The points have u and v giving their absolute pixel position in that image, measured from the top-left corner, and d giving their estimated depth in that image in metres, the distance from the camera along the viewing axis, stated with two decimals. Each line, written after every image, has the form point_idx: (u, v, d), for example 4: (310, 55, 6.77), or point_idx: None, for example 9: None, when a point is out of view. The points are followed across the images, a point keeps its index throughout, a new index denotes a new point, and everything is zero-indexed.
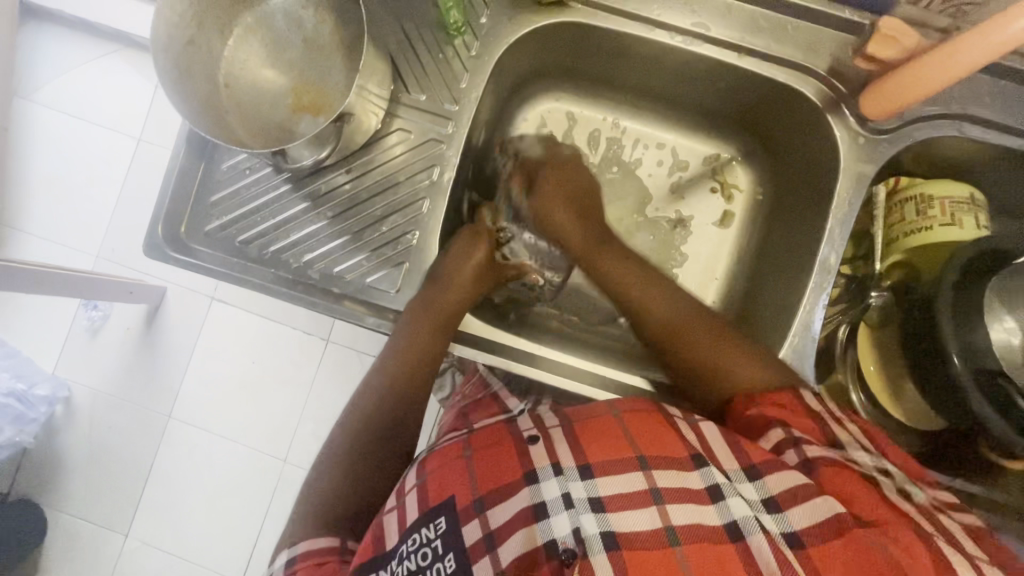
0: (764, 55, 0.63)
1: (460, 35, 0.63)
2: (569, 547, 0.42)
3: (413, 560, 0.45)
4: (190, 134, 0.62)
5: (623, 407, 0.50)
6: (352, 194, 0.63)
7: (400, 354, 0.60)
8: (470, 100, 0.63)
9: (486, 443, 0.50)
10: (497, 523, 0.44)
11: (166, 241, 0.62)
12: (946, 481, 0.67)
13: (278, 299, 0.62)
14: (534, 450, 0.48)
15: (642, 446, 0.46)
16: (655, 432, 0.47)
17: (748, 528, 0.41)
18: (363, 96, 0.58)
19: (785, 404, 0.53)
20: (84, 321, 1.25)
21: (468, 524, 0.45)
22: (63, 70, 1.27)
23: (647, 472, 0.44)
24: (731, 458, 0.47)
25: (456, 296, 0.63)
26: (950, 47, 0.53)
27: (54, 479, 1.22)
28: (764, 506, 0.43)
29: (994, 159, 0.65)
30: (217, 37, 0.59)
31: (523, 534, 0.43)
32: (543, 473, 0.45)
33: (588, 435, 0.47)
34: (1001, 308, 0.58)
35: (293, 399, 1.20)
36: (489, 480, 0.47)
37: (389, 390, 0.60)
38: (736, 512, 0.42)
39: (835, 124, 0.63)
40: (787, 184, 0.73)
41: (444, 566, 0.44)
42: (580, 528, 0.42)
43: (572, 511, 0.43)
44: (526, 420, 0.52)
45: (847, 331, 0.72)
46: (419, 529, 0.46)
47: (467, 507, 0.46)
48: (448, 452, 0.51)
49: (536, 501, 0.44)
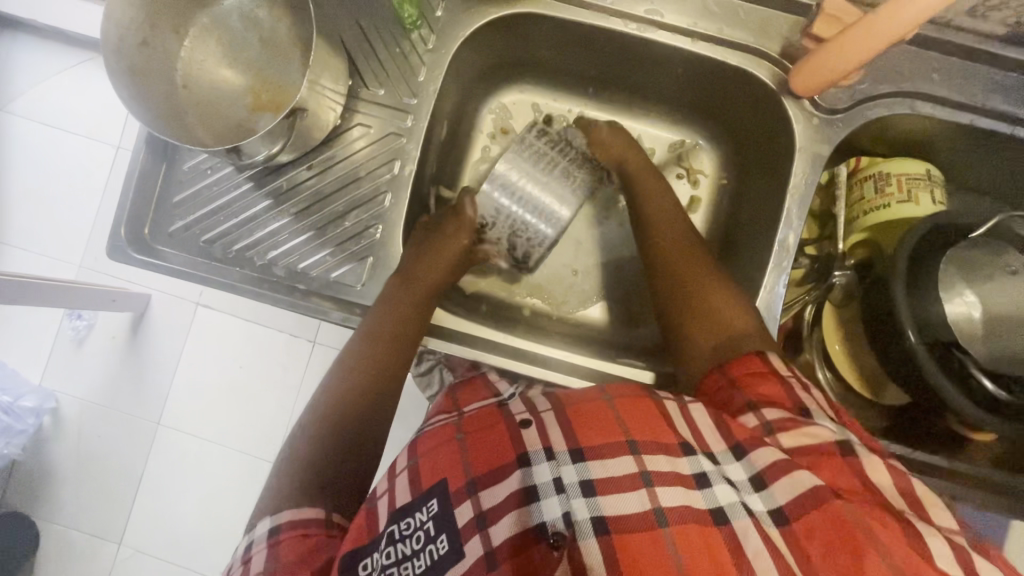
0: (718, 39, 0.64)
1: (416, 29, 0.63)
2: (558, 530, 0.42)
3: (408, 543, 0.45)
4: (151, 136, 0.62)
5: (615, 393, 0.50)
6: (315, 190, 0.63)
7: (374, 341, 0.60)
8: (428, 93, 0.64)
9: (476, 428, 0.49)
10: (490, 505, 0.44)
11: (130, 242, 0.62)
12: (924, 458, 0.67)
13: (243, 296, 0.62)
14: (525, 433, 0.47)
15: (630, 428, 0.46)
16: (646, 415, 0.47)
17: (734, 512, 0.42)
18: (317, 91, 0.57)
19: (755, 372, 0.52)
20: (69, 331, 1.25)
21: (461, 505, 0.45)
22: (36, 79, 1.26)
23: (637, 456, 0.44)
24: (719, 438, 0.47)
25: (432, 279, 0.65)
26: (868, 23, 0.52)
27: (45, 490, 1.22)
28: (751, 484, 0.44)
29: (947, 135, 0.66)
30: (172, 37, 0.59)
31: (511, 518, 0.43)
32: (535, 457, 0.45)
33: (577, 417, 0.47)
34: (961, 284, 0.61)
35: (280, 402, 1.20)
36: (482, 464, 0.46)
37: (359, 381, 0.59)
38: (722, 499, 0.43)
39: (789, 105, 0.63)
40: (750, 167, 0.74)
41: (436, 548, 0.44)
42: (570, 512, 0.42)
43: (562, 497, 0.43)
44: (520, 403, 0.52)
45: (813, 311, 0.73)
46: (414, 512, 0.47)
47: (460, 489, 0.46)
48: (437, 435, 0.51)
49: (528, 483, 0.44)
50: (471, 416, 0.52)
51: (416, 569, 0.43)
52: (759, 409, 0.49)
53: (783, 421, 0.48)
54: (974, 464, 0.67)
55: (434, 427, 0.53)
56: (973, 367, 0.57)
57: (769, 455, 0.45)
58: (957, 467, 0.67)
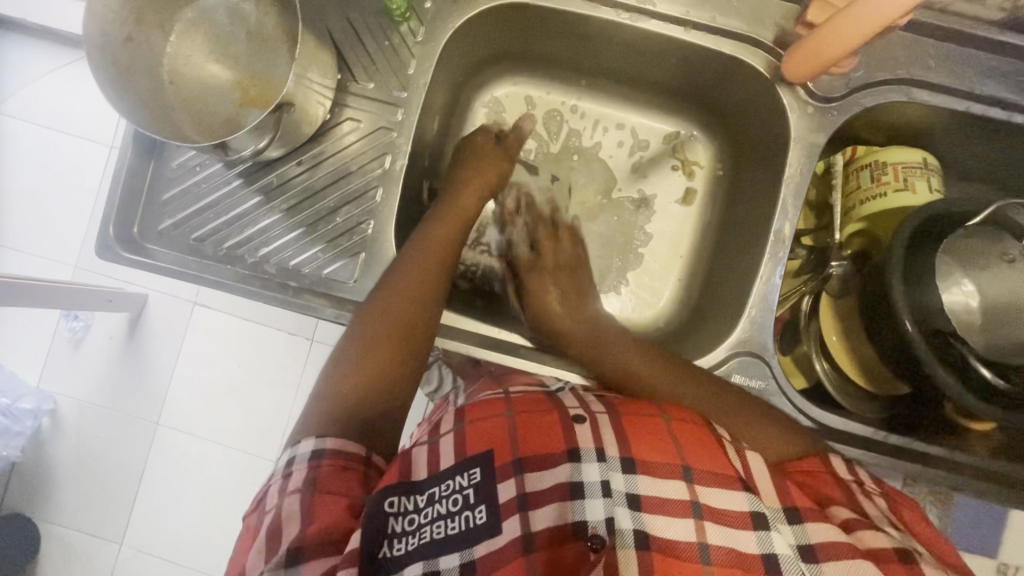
0: (710, 27, 0.63)
1: (405, 21, 0.62)
2: (598, 534, 0.43)
3: (444, 504, 0.45)
4: (137, 135, 0.62)
5: (674, 414, 0.51)
6: (306, 185, 0.63)
7: (382, 314, 0.57)
8: (419, 86, 0.63)
9: (528, 410, 0.50)
10: (533, 489, 0.45)
11: (119, 241, 0.61)
12: (922, 447, 0.65)
13: (235, 294, 0.62)
14: (580, 430, 0.48)
15: (690, 457, 0.47)
16: (703, 444, 0.48)
17: (787, 566, 0.42)
18: (304, 85, 0.56)
19: (814, 473, 0.50)
20: (65, 332, 1.24)
21: (503, 482, 0.46)
22: (26, 78, 1.25)
23: (690, 485, 0.45)
24: (773, 492, 0.47)
25: (436, 256, 0.62)
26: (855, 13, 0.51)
27: (45, 492, 1.22)
28: (800, 551, 0.43)
29: (944, 123, 0.65)
30: (158, 33, 0.58)
31: (554, 510, 0.44)
32: (586, 455, 0.46)
33: (635, 429, 0.49)
34: (959, 272, 0.60)
35: (279, 401, 1.19)
36: (531, 445, 0.47)
37: (365, 355, 0.55)
38: (776, 547, 0.42)
39: (784, 95, 0.63)
40: (746, 159, 0.73)
41: (473, 515, 0.45)
42: (613, 519, 0.43)
43: (608, 501, 0.44)
44: (571, 398, 0.54)
45: (811, 302, 0.72)
46: (454, 476, 0.47)
47: (505, 465, 0.46)
48: (488, 407, 0.52)
49: (574, 479, 0.45)
50: (520, 398, 0.53)
51: (448, 531, 0.44)
52: (829, 509, 0.47)
53: (855, 523, 0.45)
54: (972, 454, 0.66)
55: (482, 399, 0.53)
56: (976, 362, 0.56)
57: (829, 532, 0.43)
58: (955, 457, 0.65)
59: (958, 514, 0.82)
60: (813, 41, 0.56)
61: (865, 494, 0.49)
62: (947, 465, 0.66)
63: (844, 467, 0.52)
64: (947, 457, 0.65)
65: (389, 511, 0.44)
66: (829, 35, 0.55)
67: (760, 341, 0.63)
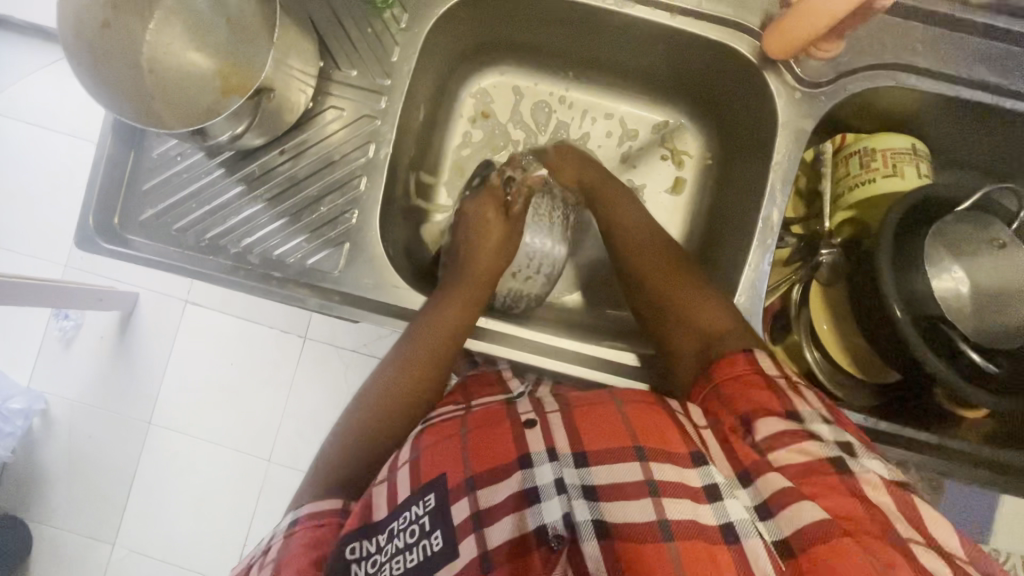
0: (696, 13, 0.63)
1: (389, 8, 0.62)
2: (558, 533, 0.42)
3: (402, 538, 0.45)
4: (117, 123, 0.61)
5: (625, 399, 0.50)
6: (289, 174, 0.62)
7: (423, 338, 0.59)
8: (403, 74, 0.62)
9: (485, 423, 0.50)
10: (487, 505, 0.44)
11: (99, 232, 0.61)
12: (912, 433, 0.65)
13: (217, 286, 0.61)
14: (530, 434, 0.47)
15: (640, 437, 0.46)
16: (659, 426, 0.47)
17: (745, 532, 0.40)
18: (285, 70, 0.56)
19: (746, 377, 0.51)
20: (56, 331, 1.23)
21: (456, 503, 0.45)
22: (14, 76, 1.24)
23: (644, 463, 0.44)
24: (728, 462, 0.46)
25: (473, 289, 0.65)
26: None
27: (36, 493, 1.21)
28: (757, 513, 0.42)
29: (932, 109, 0.65)
30: (136, 20, 0.57)
31: (512, 521, 0.43)
32: (537, 459, 0.45)
33: (585, 420, 0.47)
34: (948, 259, 0.60)
35: (271, 398, 1.18)
36: (483, 461, 0.46)
37: (405, 376, 0.58)
38: (733, 515, 0.41)
39: (772, 80, 0.62)
40: (734, 147, 0.73)
41: (431, 543, 0.44)
42: (571, 514, 0.42)
43: (564, 496, 0.43)
44: (526, 404, 0.52)
45: (801, 290, 0.71)
46: (409, 506, 0.46)
47: (457, 487, 0.46)
48: (443, 429, 0.51)
49: (528, 485, 0.44)
50: (478, 413, 0.52)
51: (407, 564, 0.43)
52: (757, 425, 0.47)
53: (786, 436, 0.45)
54: (965, 441, 0.65)
55: (439, 420, 0.53)
56: (962, 345, 0.56)
57: (776, 480, 0.43)
58: (947, 445, 0.65)
59: (952, 501, 0.81)
60: (792, 21, 0.56)
61: (793, 390, 0.49)
62: (938, 452, 0.65)
63: (770, 363, 0.52)
64: (937, 444, 0.65)
65: (351, 558, 0.44)
66: (806, 15, 0.55)
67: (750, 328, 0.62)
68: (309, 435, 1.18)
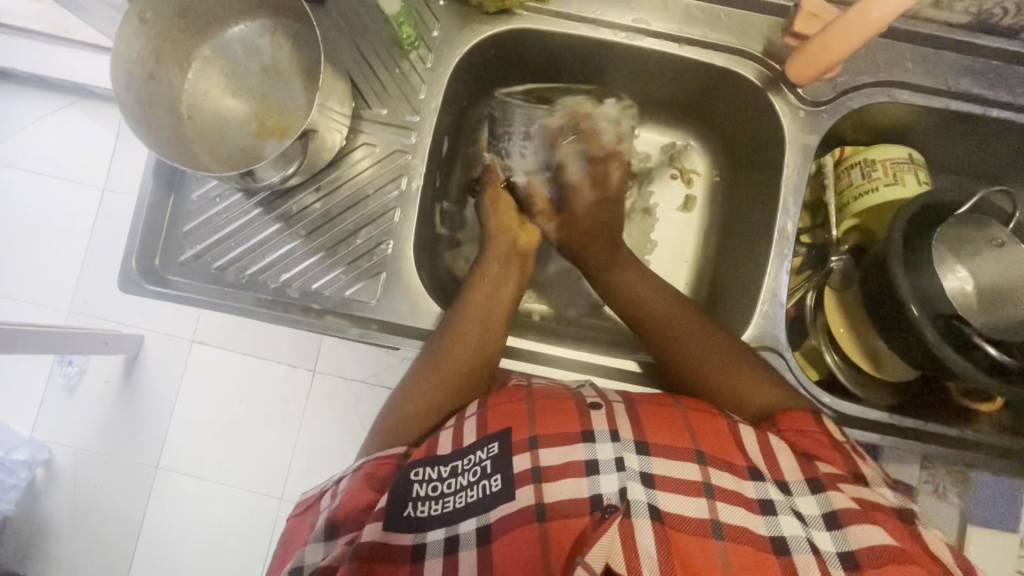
0: (703, 42, 0.67)
1: (414, 49, 0.66)
2: (613, 503, 0.43)
3: (465, 475, 0.47)
4: (156, 169, 0.63)
5: (687, 404, 0.52)
6: (323, 212, 0.64)
7: (457, 332, 0.60)
8: (430, 110, 0.66)
9: (550, 396, 0.52)
10: (550, 463, 0.46)
11: (142, 275, 0.62)
12: (936, 427, 0.68)
13: (259, 320, 0.62)
14: (594, 415, 0.49)
15: (702, 442, 0.48)
16: (715, 432, 0.49)
17: (797, 546, 0.42)
18: (326, 114, 0.59)
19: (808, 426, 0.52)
20: (60, 378, 1.22)
21: (518, 457, 0.46)
22: (21, 126, 1.26)
23: (703, 467, 0.46)
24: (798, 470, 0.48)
25: (490, 285, 0.65)
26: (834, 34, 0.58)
27: (39, 548, 1.18)
28: (824, 521, 0.44)
29: (925, 122, 0.69)
30: (176, 70, 0.60)
31: (573, 482, 0.44)
32: (600, 436, 0.47)
33: (649, 418, 0.49)
34: (952, 259, 0.63)
35: (283, 435, 1.17)
36: (548, 426, 0.48)
37: (441, 383, 0.57)
38: (786, 530, 0.43)
39: (775, 101, 0.67)
40: (741, 165, 0.77)
41: (489, 484, 0.46)
42: (626, 489, 0.44)
43: (622, 474, 0.45)
44: (590, 389, 0.54)
45: (815, 296, 0.74)
46: (475, 449, 0.48)
47: (522, 441, 0.47)
48: (507, 394, 0.53)
49: (590, 457, 0.46)
50: (543, 390, 0.53)
51: (467, 500, 0.46)
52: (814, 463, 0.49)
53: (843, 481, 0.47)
54: (983, 429, 0.68)
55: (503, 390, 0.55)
56: (979, 339, 0.58)
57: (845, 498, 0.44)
58: (969, 435, 0.68)
59: (978, 495, 0.81)
60: (800, 58, 0.62)
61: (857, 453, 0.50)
62: (960, 443, 0.68)
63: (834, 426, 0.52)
64: (961, 436, 0.67)
65: (413, 479, 0.47)
66: (812, 54, 0.61)
67: (772, 335, 0.66)
68: (322, 471, 1.16)
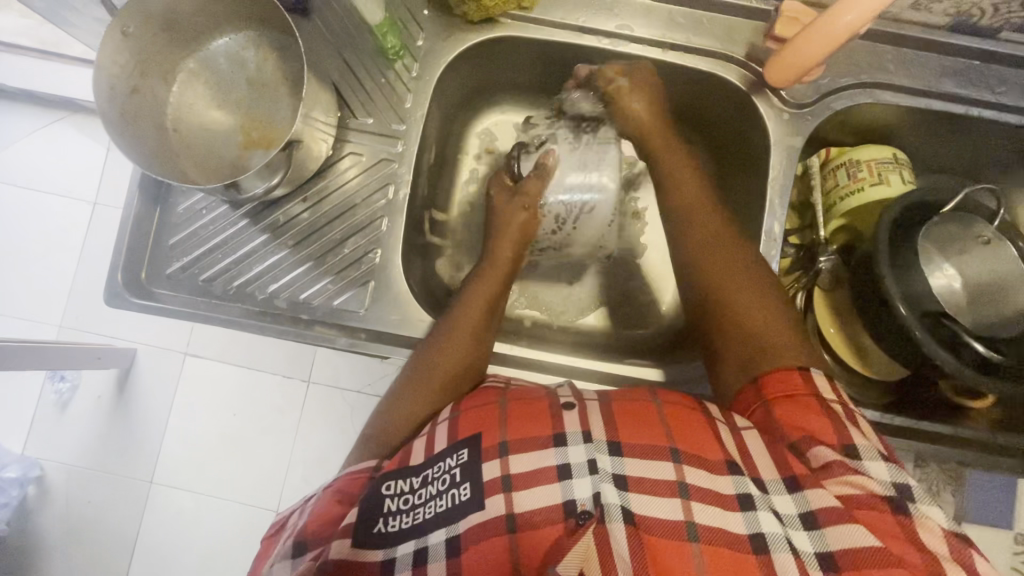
0: (687, 47, 0.68)
1: (400, 59, 0.66)
2: (586, 509, 0.43)
3: (435, 484, 0.47)
4: (142, 182, 0.63)
5: (664, 398, 0.52)
6: (310, 222, 0.64)
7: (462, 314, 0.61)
8: (416, 118, 0.66)
9: (521, 399, 0.51)
10: (518, 469, 0.45)
11: (128, 288, 0.62)
12: (927, 425, 0.68)
13: (247, 331, 0.62)
14: (567, 415, 0.49)
15: (678, 439, 0.47)
16: (693, 428, 0.48)
17: (775, 544, 0.42)
18: (310, 124, 0.58)
19: (797, 395, 0.50)
20: (51, 395, 1.21)
21: (488, 462, 0.46)
22: (11, 143, 1.26)
23: (679, 465, 0.45)
24: (772, 466, 0.47)
25: (487, 291, 0.64)
26: (808, 39, 0.58)
27: (32, 567, 1.16)
28: (801, 520, 0.43)
29: (908, 122, 0.70)
30: (161, 84, 0.60)
31: (547, 488, 0.44)
32: (573, 439, 0.47)
33: (625, 417, 0.49)
34: (939, 258, 0.65)
35: (277, 447, 1.17)
36: (520, 429, 0.48)
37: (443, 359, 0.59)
38: (765, 526, 0.43)
39: (759, 104, 0.67)
40: (728, 168, 0.77)
41: (458, 493, 0.46)
42: (600, 493, 0.43)
43: (595, 478, 0.44)
44: (565, 388, 0.54)
45: (805, 297, 0.74)
46: (444, 457, 0.48)
47: (492, 448, 0.47)
48: (482, 396, 0.53)
49: (561, 461, 0.46)
50: (518, 393, 0.53)
51: (436, 509, 0.45)
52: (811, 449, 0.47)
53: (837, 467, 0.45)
54: (978, 428, 0.68)
55: (482, 390, 0.55)
56: (968, 338, 0.58)
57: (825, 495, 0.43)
58: (963, 433, 0.67)
59: (973, 492, 0.81)
60: (777, 62, 0.63)
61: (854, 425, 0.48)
62: (952, 440, 0.68)
63: (828, 385, 0.51)
64: (954, 434, 0.67)
65: (385, 493, 0.47)
66: (788, 58, 0.61)
67: None
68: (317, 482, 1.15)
